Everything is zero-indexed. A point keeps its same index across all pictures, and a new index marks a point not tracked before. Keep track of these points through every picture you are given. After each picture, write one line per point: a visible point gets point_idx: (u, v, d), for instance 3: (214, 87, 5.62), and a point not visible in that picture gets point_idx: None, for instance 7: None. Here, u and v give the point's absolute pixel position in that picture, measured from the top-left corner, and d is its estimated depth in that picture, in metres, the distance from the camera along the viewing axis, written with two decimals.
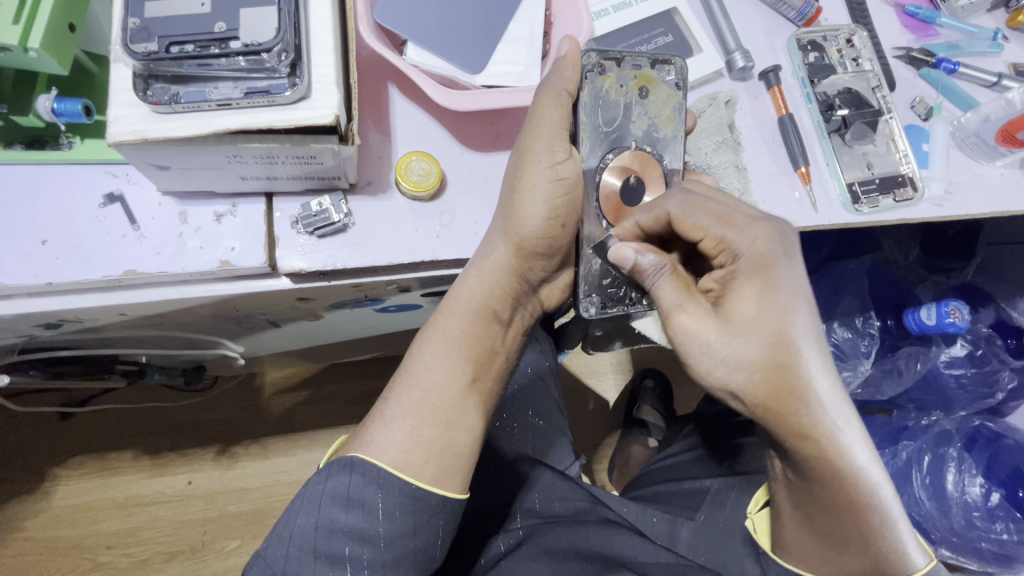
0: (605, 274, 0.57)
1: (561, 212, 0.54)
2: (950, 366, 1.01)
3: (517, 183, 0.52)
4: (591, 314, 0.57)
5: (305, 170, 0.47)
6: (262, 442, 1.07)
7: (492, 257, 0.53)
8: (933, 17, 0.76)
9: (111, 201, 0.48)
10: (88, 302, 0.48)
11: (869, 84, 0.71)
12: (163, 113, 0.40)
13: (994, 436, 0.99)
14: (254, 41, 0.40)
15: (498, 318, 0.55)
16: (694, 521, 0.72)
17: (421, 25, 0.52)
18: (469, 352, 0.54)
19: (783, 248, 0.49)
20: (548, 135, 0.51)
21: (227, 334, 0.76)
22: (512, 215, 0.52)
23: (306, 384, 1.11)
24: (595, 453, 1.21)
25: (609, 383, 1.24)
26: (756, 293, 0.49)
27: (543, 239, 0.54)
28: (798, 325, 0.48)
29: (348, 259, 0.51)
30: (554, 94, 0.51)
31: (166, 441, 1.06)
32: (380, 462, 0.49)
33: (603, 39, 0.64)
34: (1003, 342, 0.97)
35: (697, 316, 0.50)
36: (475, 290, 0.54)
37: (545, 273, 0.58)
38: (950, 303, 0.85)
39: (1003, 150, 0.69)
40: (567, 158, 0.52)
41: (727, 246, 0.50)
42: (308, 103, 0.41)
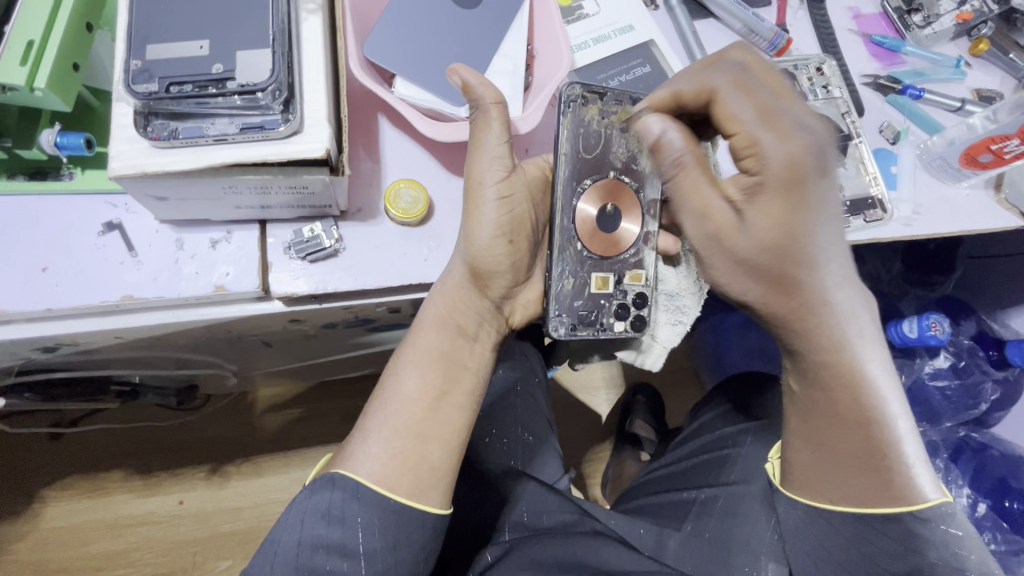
0: (576, 296, 0.59)
1: (507, 229, 0.55)
2: (935, 378, 1.03)
3: (468, 207, 0.54)
4: (561, 334, 0.58)
5: (299, 199, 0.49)
6: (253, 461, 1.08)
7: (452, 274, 0.55)
8: (899, 45, 0.80)
9: (110, 229, 0.50)
10: (86, 327, 0.50)
11: (839, 110, 0.74)
12: (162, 147, 0.42)
13: (979, 447, 1.03)
14: (250, 81, 0.42)
15: (464, 332, 0.56)
16: (680, 532, 0.76)
17: (409, 61, 0.54)
18: (435, 365, 0.55)
19: (816, 164, 0.50)
20: (490, 155, 0.53)
21: (221, 355, 0.77)
22: (467, 236, 0.54)
23: (298, 401, 1.12)
24: (586, 467, 1.22)
25: (600, 397, 1.26)
26: (767, 210, 0.51)
27: (496, 254, 0.55)
28: (804, 247, 0.52)
29: (339, 283, 0.53)
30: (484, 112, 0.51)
31: (157, 459, 1.06)
32: (360, 477, 0.50)
33: (584, 71, 0.66)
34: (985, 354, 1.01)
35: (718, 216, 0.52)
36: (440, 306, 0.55)
37: (510, 286, 0.58)
38: (931, 316, 0.88)
39: (968, 172, 0.73)
40: (509, 174, 0.54)
41: (760, 152, 0.50)
42: (301, 137, 0.43)
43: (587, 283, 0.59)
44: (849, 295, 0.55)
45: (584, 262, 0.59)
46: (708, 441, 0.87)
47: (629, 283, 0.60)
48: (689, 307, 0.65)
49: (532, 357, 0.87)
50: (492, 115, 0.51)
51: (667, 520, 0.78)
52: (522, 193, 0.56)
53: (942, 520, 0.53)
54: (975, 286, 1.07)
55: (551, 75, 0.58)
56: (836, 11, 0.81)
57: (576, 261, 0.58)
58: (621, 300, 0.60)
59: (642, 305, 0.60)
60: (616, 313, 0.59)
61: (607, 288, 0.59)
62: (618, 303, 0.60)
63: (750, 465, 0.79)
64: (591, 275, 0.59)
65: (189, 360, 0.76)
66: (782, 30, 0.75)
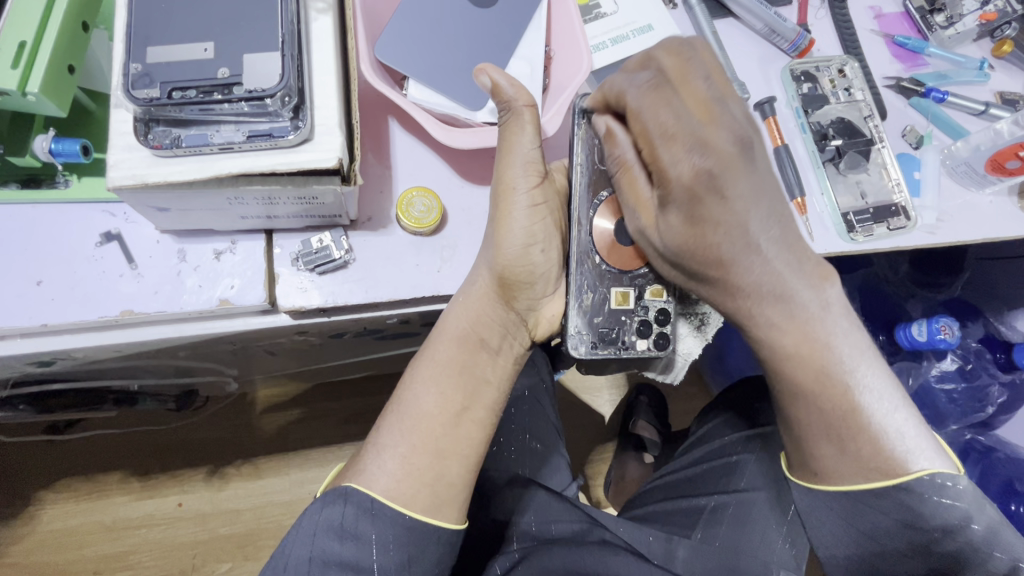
0: (596, 311, 0.56)
1: (538, 238, 0.53)
2: (941, 380, 1.02)
3: (496, 213, 0.52)
4: (580, 352, 0.56)
5: (307, 209, 0.47)
6: (253, 463, 1.06)
7: (476, 285, 0.53)
8: (922, 47, 0.78)
9: (108, 240, 0.47)
10: (84, 341, 0.47)
11: (862, 113, 0.72)
12: (163, 156, 0.40)
13: (986, 450, 1.02)
14: (258, 87, 0.39)
15: (485, 346, 0.54)
16: (690, 539, 0.75)
17: (422, 63, 0.52)
18: (457, 380, 0.53)
19: (713, 181, 0.46)
20: (521, 161, 0.50)
21: (222, 362, 0.75)
22: (493, 245, 0.52)
23: (299, 402, 1.09)
24: (591, 470, 1.21)
25: (605, 399, 1.24)
26: (671, 219, 0.49)
27: (523, 264, 0.52)
28: (731, 249, 0.49)
29: (349, 295, 0.51)
30: (515, 117, 0.49)
31: (155, 462, 1.04)
32: (373, 492, 0.48)
33: (602, 72, 0.64)
34: (992, 356, 1.00)
35: (637, 214, 0.53)
36: (462, 318, 0.53)
37: (534, 298, 0.56)
38: (940, 319, 0.86)
39: (993, 178, 0.71)
40: (541, 182, 0.51)
41: (654, 168, 0.48)
42: (311, 145, 0.41)
43: (607, 299, 0.56)
44: (807, 288, 0.52)
45: (603, 276, 0.56)
46: (718, 446, 0.84)
47: (650, 299, 0.57)
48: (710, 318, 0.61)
49: (540, 363, 0.86)
50: (526, 118, 0.49)
51: (677, 527, 0.77)
52: (551, 201, 0.53)
53: (933, 490, 0.52)
54: (985, 287, 1.04)
55: (569, 77, 0.56)
56: (857, 11, 0.79)
57: (595, 275, 0.56)
58: (642, 317, 0.57)
59: (665, 322, 0.57)
60: (638, 330, 0.56)
61: (627, 304, 0.57)
62: (640, 320, 0.57)
63: (757, 473, 0.78)
64: (612, 290, 0.57)
65: (189, 365, 0.74)
66: (804, 30, 0.72)
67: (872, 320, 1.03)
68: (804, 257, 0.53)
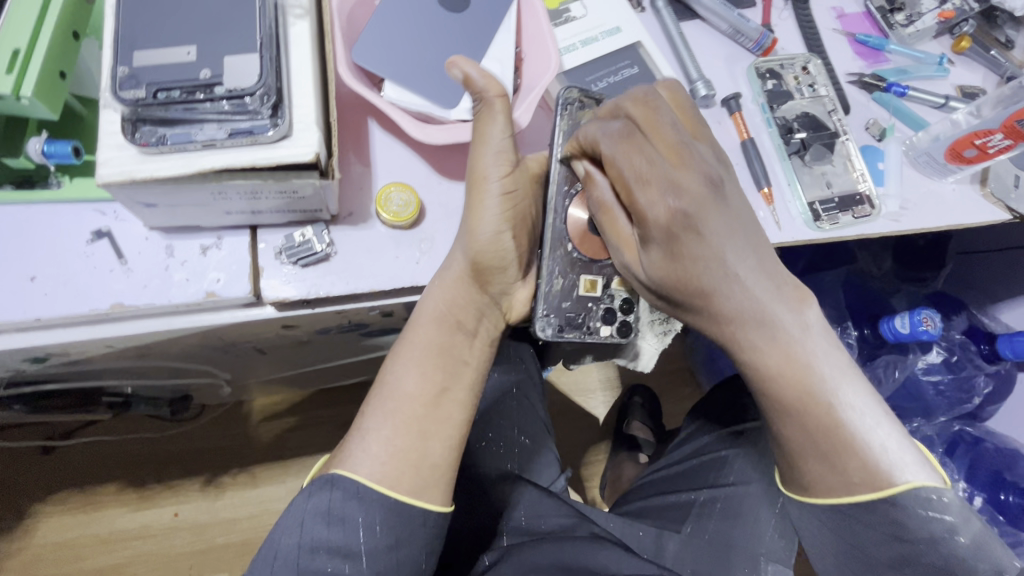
0: (565, 296, 0.58)
1: (510, 225, 0.55)
2: (927, 373, 1.03)
3: (470, 202, 0.54)
4: (547, 334, 0.58)
5: (289, 204, 0.49)
6: (249, 471, 1.07)
7: (452, 270, 0.54)
8: (883, 44, 0.81)
9: (98, 237, 0.50)
10: (75, 336, 0.49)
11: (825, 108, 0.75)
12: (150, 154, 0.42)
13: (974, 440, 1.04)
14: (238, 86, 0.42)
15: (462, 328, 0.56)
16: (680, 533, 0.77)
17: (396, 65, 0.54)
18: (435, 362, 0.54)
19: (692, 215, 0.46)
20: (494, 151, 0.52)
21: (215, 364, 0.77)
22: (468, 232, 0.54)
23: (293, 410, 1.11)
24: (584, 470, 1.22)
25: (597, 399, 1.26)
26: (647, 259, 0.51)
27: (496, 251, 0.55)
28: (711, 281, 0.48)
29: (331, 287, 0.53)
30: (487, 108, 0.51)
31: (150, 472, 1.05)
32: (359, 477, 0.50)
33: (573, 73, 0.67)
34: (977, 348, 1.02)
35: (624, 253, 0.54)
36: (438, 302, 0.55)
37: (505, 283, 0.58)
38: (922, 311, 0.88)
39: (953, 167, 0.74)
40: (512, 171, 0.53)
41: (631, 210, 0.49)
42: (289, 141, 0.43)
43: (576, 286, 0.59)
44: (788, 306, 0.50)
45: (574, 263, 0.59)
46: (709, 442, 0.86)
47: (617, 288, 0.60)
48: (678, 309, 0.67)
49: (530, 357, 0.87)
50: (497, 107, 0.51)
51: (666, 522, 0.79)
52: (524, 189, 0.55)
53: (920, 504, 0.49)
54: (966, 281, 1.11)
55: (539, 74, 0.58)
56: (820, 11, 0.82)
57: (566, 262, 0.58)
58: (607, 305, 0.60)
59: (628, 312, 0.60)
60: (603, 317, 0.59)
61: (595, 292, 0.59)
62: (605, 308, 0.60)
63: (749, 466, 0.79)
64: (581, 277, 0.59)
65: (182, 369, 0.76)
66: (767, 30, 0.75)
67: (857, 315, 1.05)
68: (781, 280, 0.51)
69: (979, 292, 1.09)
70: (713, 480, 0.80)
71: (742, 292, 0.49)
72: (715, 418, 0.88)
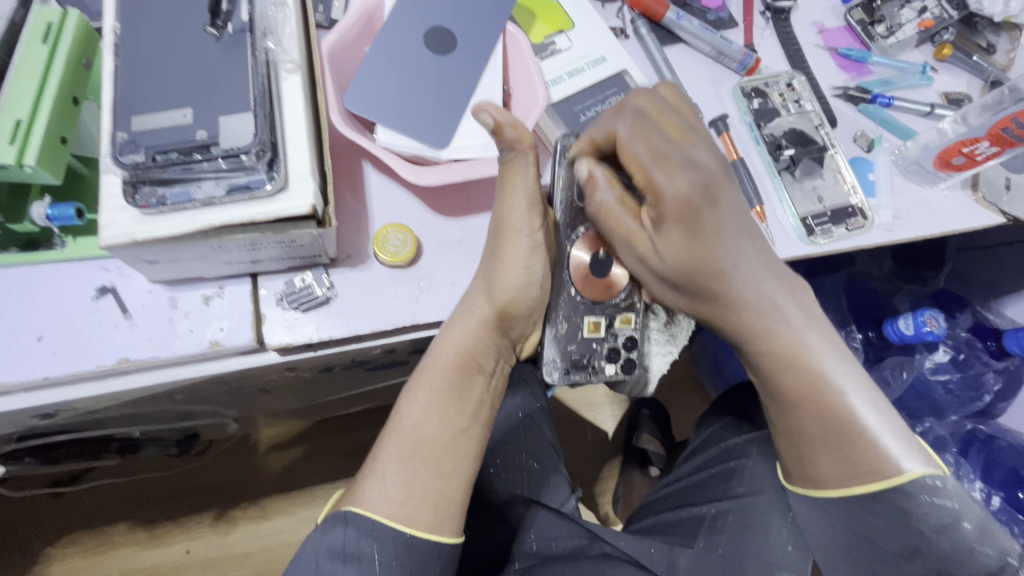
0: (569, 339, 0.58)
1: (537, 274, 0.55)
2: (936, 372, 1.05)
3: (497, 250, 0.53)
4: (554, 377, 0.58)
5: (288, 251, 0.50)
6: (259, 503, 1.07)
7: (476, 315, 0.54)
8: (865, 56, 0.83)
9: (103, 293, 0.51)
10: (81, 391, 0.50)
11: (812, 123, 0.76)
12: (151, 215, 0.43)
13: (988, 438, 1.02)
14: (234, 145, 0.43)
15: (481, 370, 0.56)
16: (692, 549, 0.76)
17: (388, 110, 0.55)
18: (456, 404, 0.54)
19: (705, 195, 0.49)
20: (524, 200, 0.52)
21: (222, 403, 0.78)
22: (495, 279, 0.53)
23: (302, 439, 1.11)
24: (597, 486, 1.22)
25: (607, 414, 1.25)
26: (685, 297, 0.55)
27: (522, 297, 0.55)
28: (728, 260, 0.52)
29: (332, 330, 0.54)
30: (522, 160, 0.51)
31: (161, 510, 1.05)
32: (374, 515, 0.50)
33: (561, 104, 0.67)
34: (983, 344, 1.02)
35: (664, 297, 0.57)
36: (458, 345, 0.54)
37: (523, 327, 0.59)
38: (925, 312, 0.88)
39: (942, 174, 0.75)
40: (542, 222, 0.53)
41: (682, 265, 0.52)
42: (286, 194, 0.44)
43: (580, 327, 0.59)
44: (791, 299, 0.55)
45: (578, 306, 0.59)
46: (721, 452, 0.85)
47: (620, 326, 0.60)
48: (680, 337, 0.66)
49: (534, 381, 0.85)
50: (528, 158, 0.51)
51: (678, 537, 0.78)
52: (547, 239, 0.55)
53: (925, 491, 0.51)
54: (968, 278, 1.10)
55: (527, 111, 0.60)
56: (801, 28, 0.84)
57: (570, 306, 0.58)
58: (612, 343, 0.59)
59: (632, 348, 0.60)
60: (608, 356, 0.59)
61: (599, 332, 0.59)
62: (610, 346, 0.59)
63: (757, 477, 0.78)
64: (585, 318, 0.59)
65: (188, 409, 0.77)
66: (750, 50, 0.77)
67: (860, 318, 1.07)
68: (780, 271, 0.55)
69: (979, 288, 1.09)
70: (718, 494, 0.80)
71: (747, 273, 0.53)
72: (727, 430, 0.87)
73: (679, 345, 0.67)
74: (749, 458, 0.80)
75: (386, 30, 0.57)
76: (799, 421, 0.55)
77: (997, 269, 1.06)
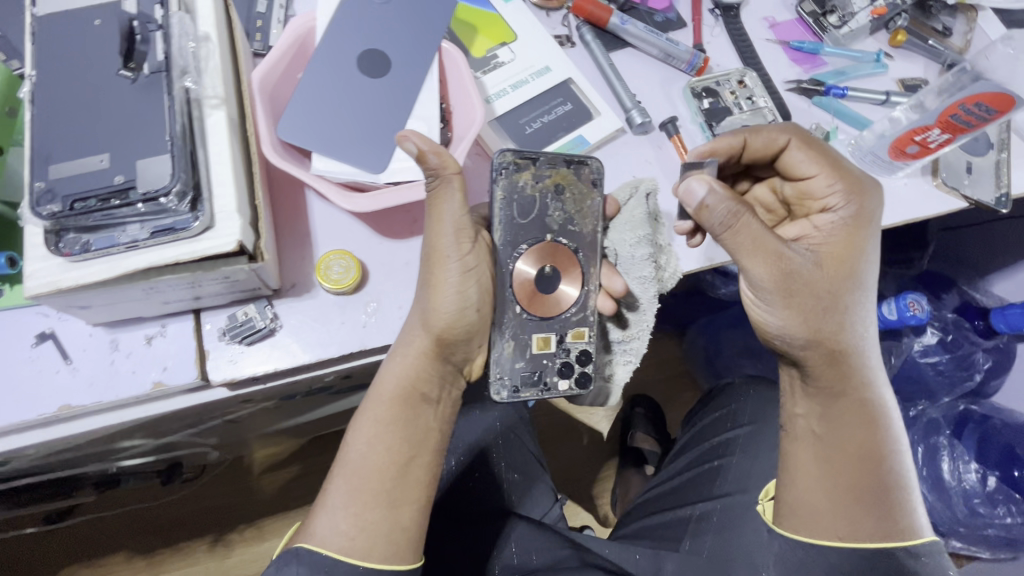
0: (517, 358, 0.58)
1: (473, 298, 0.53)
2: (925, 354, 1.02)
3: (429, 278, 0.52)
4: (502, 397, 0.58)
5: (230, 286, 0.50)
6: (255, 525, 1.06)
7: (414, 345, 0.54)
8: (817, 48, 0.82)
9: (42, 339, 0.50)
10: (28, 439, 0.50)
11: (766, 119, 0.75)
12: (76, 262, 0.43)
13: (982, 418, 1.00)
14: (152, 188, 0.42)
15: (426, 399, 0.55)
16: (678, 552, 0.73)
17: (324, 138, 0.55)
18: (401, 435, 0.54)
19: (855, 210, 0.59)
20: (450, 227, 0.51)
21: (204, 431, 0.77)
22: (428, 307, 0.52)
23: (295, 458, 1.11)
24: (595, 488, 1.20)
25: (600, 415, 1.23)
26: (807, 308, 0.55)
27: (459, 323, 0.53)
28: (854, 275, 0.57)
29: (278, 361, 0.53)
30: (445, 184, 0.50)
31: (158, 538, 1.05)
32: (325, 550, 0.50)
33: (506, 118, 0.67)
34: (970, 325, 1.01)
35: (782, 314, 0.55)
36: (398, 374, 0.54)
37: (469, 351, 0.57)
38: (908, 295, 0.87)
39: (900, 162, 0.74)
40: (472, 247, 0.52)
41: (839, 276, 0.56)
42: (213, 232, 0.44)
43: (528, 345, 0.58)
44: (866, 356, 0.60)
45: (525, 324, 0.58)
46: (704, 450, 0.85)
47: (572, 341, 0.60)
48: (639, 347, 0.67)
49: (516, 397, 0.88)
50: (453, 183, 0.50)
51: (663, 541, 0.76)
52: (481, 262, 0.53)
53: (933, 555, 0.55)
54: (954, 259, 1.10)
55: (467, 128, 0.59)
56: (752, 23, 0.83)
57: (516, 324, 0.58)
58: (564, 358, 0.59)
59: (585, 362, 0.60)
60: (559, 371, 0.59)
61: (549, 348, 0.59)
62: (561, 362, 0.59)
63: (741, 474, 0.78)
64: (533, 336, 0.59)
65: (169, 440, 0.76)
66: (698, 50, 0.76)
67: None
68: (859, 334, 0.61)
69: (964, 268, 1.09)
70: (704, 493, 0.79)
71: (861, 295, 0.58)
72: (708, 429, 0.87)
73: (640, 354, 0.67)
74: (730, 456, 0.81)
75: (318, 56, 0.57)
76: (849, 469, 0.57)
77: (984, 247, 1.07)
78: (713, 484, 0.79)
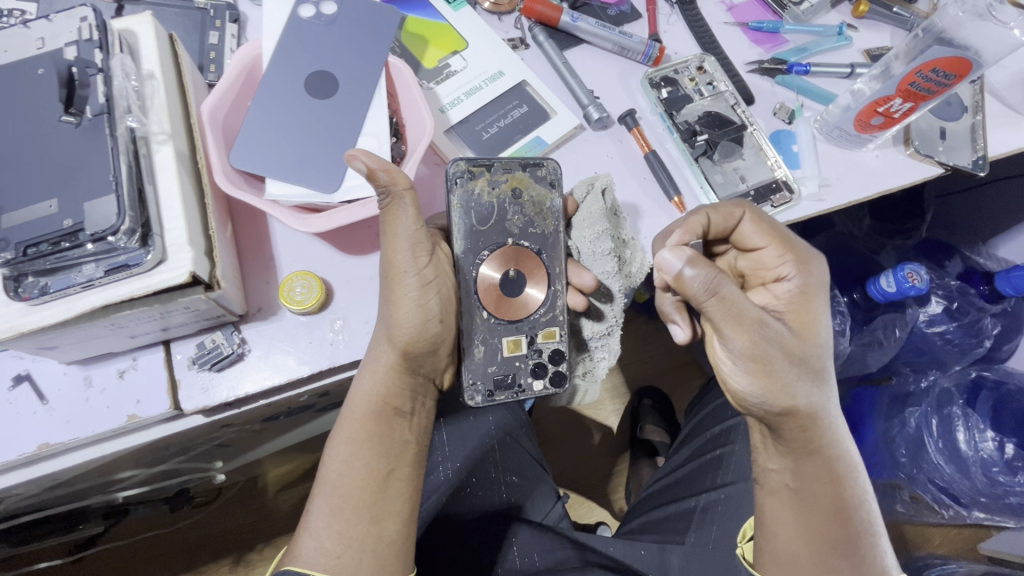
0: (489, 362, 0.58)
1: (435, 311, 0.54)
2: (931, 324, 0.99)
3: (390, 295, 0.53)
4: (477, 401, 0.58)
5: (197, 315, 0.51)
6: (274, 543, 1.08)
7: (381, 361, 0.54)
8: (777, 27, 0.82)
9: (19, 381, 0.52)
10: (14, 478, 0.51)
11: (728, 103, 0.74)
12: (35, 305, 0.44)
13: (996, 384, 0.98)
14: (98, 228, 0.43)
15: (399, 412, 0.56)
16: (683, 545, 0.71)
17: (276, 163, 0.56)
18: (377, 450, 0.54)
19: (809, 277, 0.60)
20: (406, 244, 0.52)
21: (208, 454, 0.79)
22: (392, 323, 0.53)
23: (308, 475, 1.11)
24: (609, 484, 1.19)
25: (610, 410, 1.23)
26: (779, 378, 0.56)
27: (424, 337, 0.54)
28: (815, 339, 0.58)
29: (248, 384, 0.54)
30: (398, 201, 0.51)
31: (176, 564, 1.06)
32: (312, 571, 0.51)
33: (461, 126, 0.68)
34: (976, 291, 0.96)
35: (756, 385, 0.56)
36: (369, 391, 0.55)
37: (438, 363, 0.58)
38: (905, 266, 0.82)
39: (866, 135, 0.73)
40: (429, 260, 0.53)
41: (806, 346, 0.57)
42: (166, 265, 0.45)
43: (500, 349, 0.59)
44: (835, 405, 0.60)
45: (494, 329, 0.59)
46: (707, 439, 0.82)
47: (543, 342, 0.60)
48: (614, 341, 0.67)
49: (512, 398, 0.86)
50: (404, 200, 0.51)
51: (669, 534, 0.74)
52: (438, 274, 0.55)
53: None
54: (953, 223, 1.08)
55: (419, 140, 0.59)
56: (709, 7, 0.82)
57: (485, 330, 0.58)
58: (537, 359, 0.60)
59: (559, 361, 0.60)
60: (533, 372, 0.59)
61: (520, 350, 0.59)
62: (534, 362, 0.59)
63: (743, 462, 0.75)
64: (503, 339, 0.59)
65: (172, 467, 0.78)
66: (653, 40, 0.76)
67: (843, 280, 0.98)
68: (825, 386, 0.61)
69: (961, 232, 1.07)
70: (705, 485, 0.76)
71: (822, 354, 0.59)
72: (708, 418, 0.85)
73: (615, 349, 0.67)
74: (731, 444, 0.78)
75: (266, 83, 0.58)
76: (822, 517, 0.57)
77: (985, 209, 1.04)
78: (716, 474, 0.76)
